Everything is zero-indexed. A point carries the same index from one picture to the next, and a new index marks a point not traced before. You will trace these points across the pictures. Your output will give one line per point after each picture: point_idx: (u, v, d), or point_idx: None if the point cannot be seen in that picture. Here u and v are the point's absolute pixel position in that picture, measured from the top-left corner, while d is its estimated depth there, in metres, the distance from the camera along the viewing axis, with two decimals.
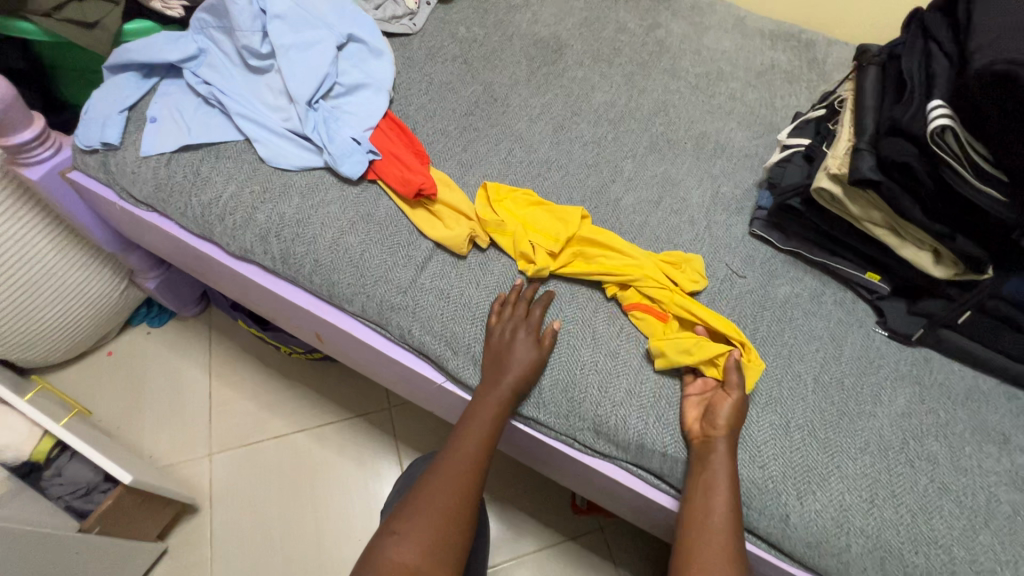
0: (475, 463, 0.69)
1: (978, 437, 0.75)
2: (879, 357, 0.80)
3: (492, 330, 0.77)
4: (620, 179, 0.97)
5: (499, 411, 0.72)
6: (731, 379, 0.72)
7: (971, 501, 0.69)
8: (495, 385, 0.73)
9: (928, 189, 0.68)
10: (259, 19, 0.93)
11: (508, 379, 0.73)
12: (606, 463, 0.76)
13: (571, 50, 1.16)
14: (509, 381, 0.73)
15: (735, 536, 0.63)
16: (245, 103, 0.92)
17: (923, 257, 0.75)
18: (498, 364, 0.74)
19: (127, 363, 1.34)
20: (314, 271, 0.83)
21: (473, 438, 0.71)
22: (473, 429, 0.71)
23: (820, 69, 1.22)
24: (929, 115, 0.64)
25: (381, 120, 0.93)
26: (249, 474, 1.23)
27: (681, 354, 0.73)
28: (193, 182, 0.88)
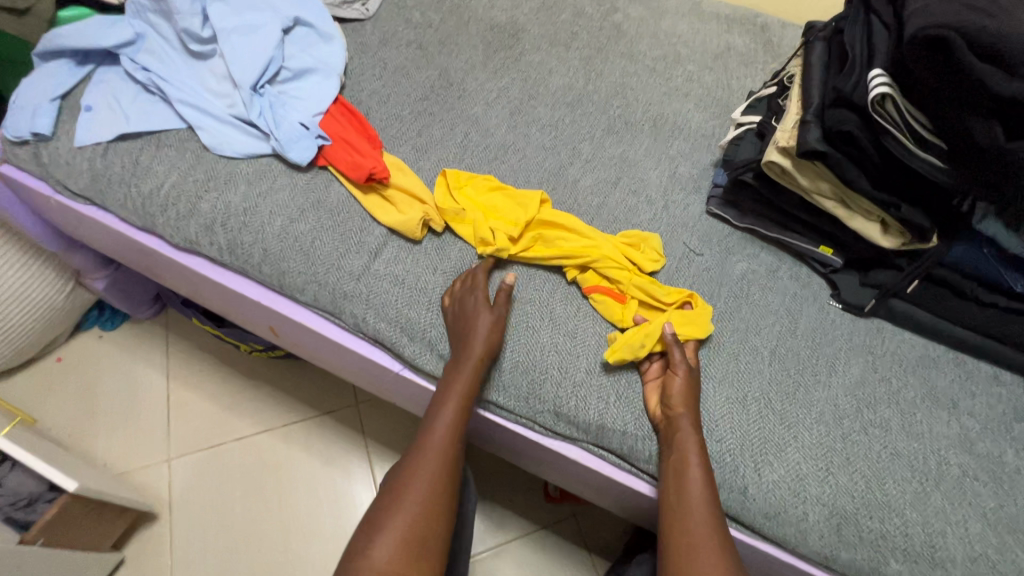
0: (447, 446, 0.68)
1: (928, 403, 0.76)
2: (833, 329, 0.82)
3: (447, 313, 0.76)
4: (577, 161, 0.96)
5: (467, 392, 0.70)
6: (674, 356, 0.71)
7: (923, 465, 0.71)
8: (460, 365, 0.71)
9: (872, 158, 0.69)
10: (199, 2, 0.89)
11: (471, 358, 0.71)
12: (568, 445, 0.75)
13: (528, 35, 1.15)
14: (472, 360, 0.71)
15: (714, 512, 0.63)
16: (186, 89, 0.88)
17: (872, 227, 0.76)
18: (461, 343, 0.72)
19: (78, 368, 1.28)
20: (264, 261, 0.80)
21: (441, 426, 0.69)
22: (443, 417, 0.69)
23: (774, 51, 1.24)
24: (869, 84, 0.64)
25: (331, 104, 0.90)
26: (212, 478, 1.19)
27: (634, 350, 0.72)
28: (133, 172, 0.84)
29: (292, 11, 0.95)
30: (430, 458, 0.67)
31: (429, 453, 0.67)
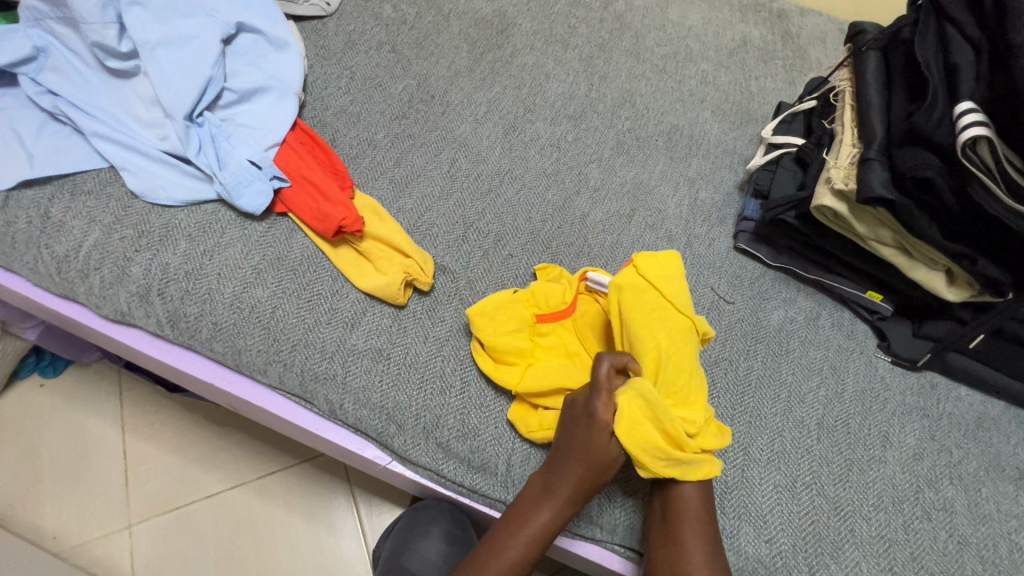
0: (570, 502, 0.56)
1: (994, 475, 0.67)
2: (885, 389, 0.72)
3: (582, 411, 0.57)
4: (585, 190, 0.82)
5: (599, 467, 0.56)
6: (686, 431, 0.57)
7: (993, 554, 0.62)
8: (595, 443, 0.56)
9: (950, 208, 0.57)
10: (112, 6, 0.71)
11: (606, 445, 0.56)
12: (593, 545, 0.64)
13: (519, 30, 0.98)
14: (607, 445, 0.56)
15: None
16: (105, 118, 0.71)
17: (934, 278, 0.65)
18: (586, 429, 0.56)
19: (16, 424, 1.11)
20: (214, 336, 0.66)
21: (568, 479, 0.56)
22: (569, 479, 0.56)
23: (795, 44, 1.10)
24: (960, 123, 0.52)
25: (289, 132, 0.75)
26: (179, 546, 1.04)
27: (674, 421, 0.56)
28: (43, 229, 0.68)
29: (233, 15, 0.78)
30: (545, 507, 0.56)
31: (545, 503, 0.57)
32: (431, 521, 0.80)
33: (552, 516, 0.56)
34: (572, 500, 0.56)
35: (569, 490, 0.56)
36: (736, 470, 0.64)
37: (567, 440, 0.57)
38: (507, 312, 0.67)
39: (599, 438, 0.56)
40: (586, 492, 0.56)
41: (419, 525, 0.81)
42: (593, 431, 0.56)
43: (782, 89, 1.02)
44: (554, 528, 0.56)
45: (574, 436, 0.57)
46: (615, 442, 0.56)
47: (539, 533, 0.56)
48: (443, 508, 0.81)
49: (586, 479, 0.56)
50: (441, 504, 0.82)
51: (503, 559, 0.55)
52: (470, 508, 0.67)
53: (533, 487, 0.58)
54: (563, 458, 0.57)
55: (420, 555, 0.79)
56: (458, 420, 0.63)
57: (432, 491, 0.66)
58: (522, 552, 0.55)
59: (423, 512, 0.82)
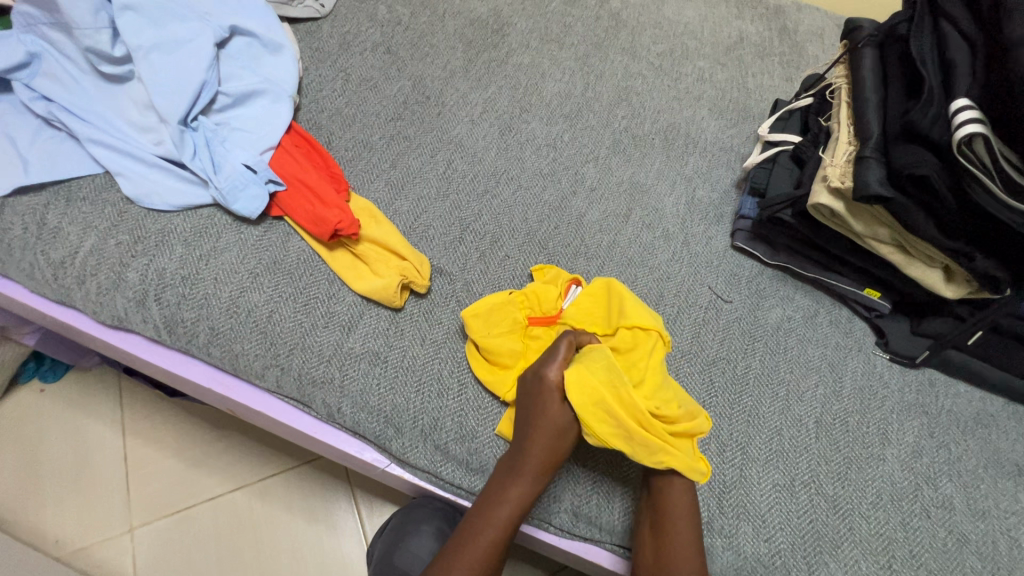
0: (533, 476, 0.56)
1: (993, 471, 0.67)
2: (883, 387, 0.71)
3: (533, 387, 0.59)
4: (582, 190, 0.82)
5: (555, 434, 0.57)
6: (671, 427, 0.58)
7: (992, 550, 0.62)
8: (547, 411, 0.57)
9: (947, 206, 0.57)
10: (104, 11, 0.71)
11: (558, 412, 0.57)
12: (591, 546, 0.64)
13: (514, 30, 0.98)
14: (558, 411, 0.57)
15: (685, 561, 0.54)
16: (99, 123, 0.71)
17: (932, 275, 0.65)
18: (537, 399, 0.58)
19: (17, 429, 1.11)
20: (211, 341, 0.65)
21: (529, 453, 0.57)
22: (530, 453, 0.57)
23: (792, 40, 1.09)
24: (956, 120, 0.52)
25: (283, 136, 0.74)
26: (181, 549, 1.05)
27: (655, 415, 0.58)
28: (39, 235, 0.68)
29: (226, 18, 0.78)
30: (511, 486, 0.56)
31: (510, 482, 0.57)
32: (422, 519, 0.74)
33: (522, 492, 0.56)
34: (536, 473, 0.57)
35: (534, 461, 0.56)
36: (734, 469, 0.64)
37: (524, 413, 0.59)
38: (502, 313, 0.67)
39: (552, 403, 0.58)
40: (548, 463, 0.57)
41: (411, 523, 0.75)
42: (546, 398, 0.58)
43: (779, 86, 1.02)
44: (525, 502, 0.56)
45: (530, 410, 0.58)
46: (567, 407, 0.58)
47: (512, 511, 0.56)
48: (434, 505, 0.75)
49: (547, 451, 0.57)
50: (432, 501, 0.76)
51: (480, 543, 0.55)
52: (469, 510, 0.67)
53: (498, 471, 0.58)
54: (523, 430, 0.58)
55: (412, 553, 0.73)
56: (455, 422, 0.63)
57: (431, 492, 0.66)
58: (497, 533, 0.55)
59: (415, 509, 0.76)
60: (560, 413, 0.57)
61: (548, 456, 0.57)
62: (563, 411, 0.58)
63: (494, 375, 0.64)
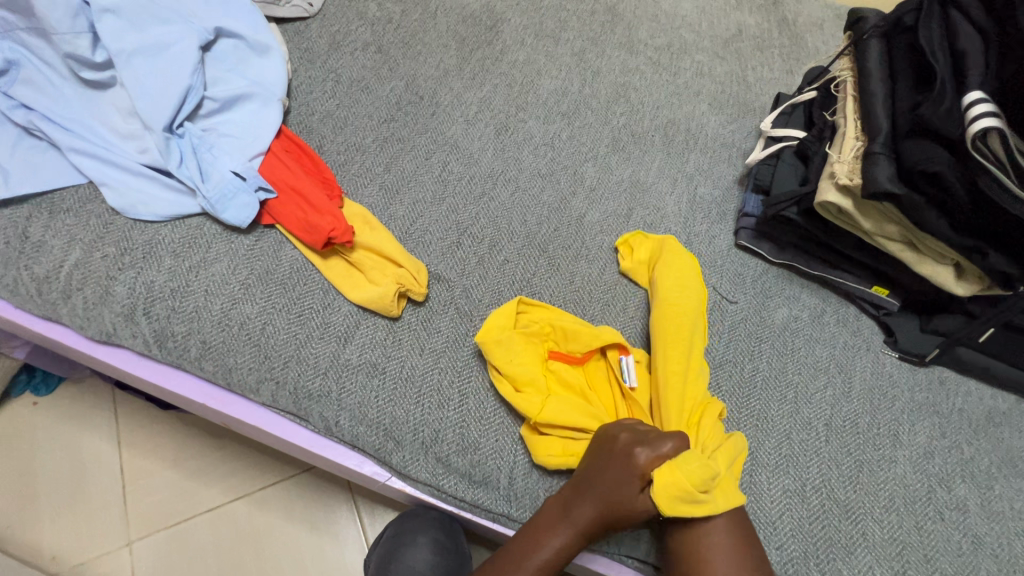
0: (586, 535, 0.55)
1: (1006, 471, 0.66)
2: (893, 386, 0.70)
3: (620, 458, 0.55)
4: (581, 190, 0.80)
5: (622, 511, 0.54)
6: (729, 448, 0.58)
7: (1008, 552, 0.61)
8: (626, 488, 0.54)
9: (960, 202, 0.55)
10: (83, 15, 0.68)
11: (637, 493, 0.54)
12: (599, 556, 0.62)
13: (508, 26, 0.96)
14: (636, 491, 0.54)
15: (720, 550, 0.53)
16: (82, 131, 0.69)
17: (943, 273, 0.63)
18: (620, 468, 0.54)
19: (11, 444, 1.08)
20: (203, 355, 0.63)
21: (589, 514, 0.54)
22: (589, 514, 0.54)
23: (791, 31, 1.07)
24: (969, 114, 0.50)
25: (273, 141, 0.72)
26: (180, 561, 1.03)
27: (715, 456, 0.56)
28: (22, 249, 0.65)
29: (211, 20, 0.75)
30: (561, 535, 0.55)
31: (561, 531, 0.55)
32: (418, 529, 0.72)
33: (564, 546, 0.54)
34: (590, 534, 0.55)
35: (586, 522, 0.54)
36: (745, 475, 0.62)
37: (597, 477, 0.55)
38: (527, 341, 0.65)
39: (631, 486, 0.54)
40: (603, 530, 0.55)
41: (405, 534, 0.73)
42: (626, 474, 0.54)
43: (779, 79, 1.00)
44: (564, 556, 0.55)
45: (606, 475, 0.55)
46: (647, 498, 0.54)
47: (549, 560, 0.54)
48: (429, 514, 0.73)
49: (606, 520, 0.54)
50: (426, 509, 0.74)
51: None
52: (473, 522, 0.66)
53: (550, 511, 0.56)
54: (588, 491, 0.55)
55: (408, 565, 0.71)
56: (457, 433, 0.61)
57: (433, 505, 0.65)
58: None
59: (409, 518, 0.74)
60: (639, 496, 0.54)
61: (606, 523, 0.55)
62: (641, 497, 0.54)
63: (517, 395, 0.61)
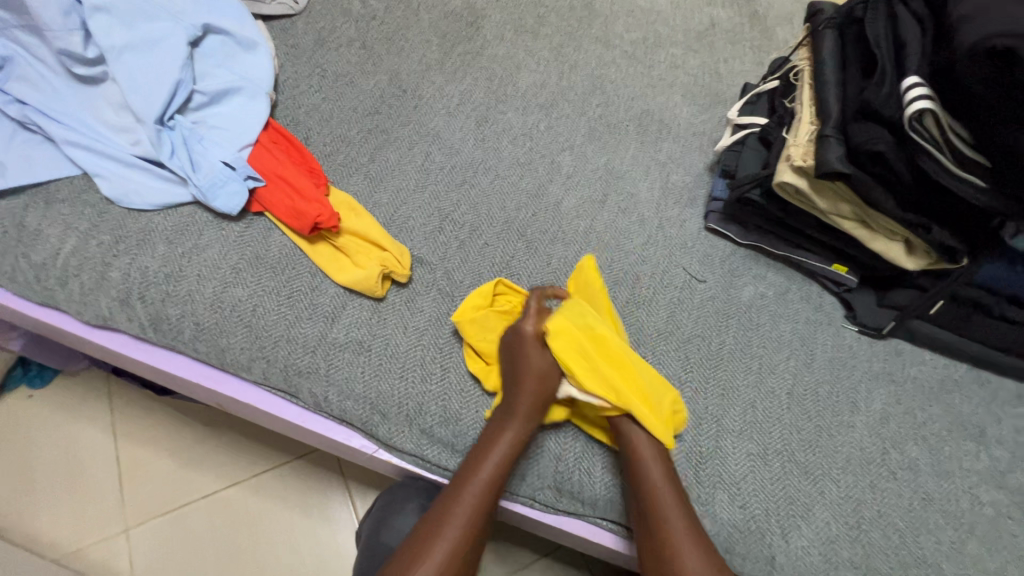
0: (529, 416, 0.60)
1: (955, 434, 0.70)
2: (852, 357, 0.74)
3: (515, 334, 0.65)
4: (558, 177, 0.84)
5: (545, 375, 0.62)
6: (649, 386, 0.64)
7: (955, 508, 0.66)
8: (536, 355, 0.63)
9: (903, 180, 0.60)
10: (75, 12, 0.71)
11: (542, 356, 0.63)
12: (575, 519, 0.66)
13: (489, 22, 0.99)
14: (541, 354, 0.63)
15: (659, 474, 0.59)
16: (75, 125, 0.71)
17: (894, 248, 0.68)
18: (520, 345, 0.64)
19: (9, 437, 1.10)
20: (197, 337, 0.67)
21: (523, 395, 0.61)
22: (524, 393, 0.61)
23: (762, 25, 1.11)
24: (906, 98, 0.55)
25: (261, 132, 0.75)
26: (177, 546, 1.05)
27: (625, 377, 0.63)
28: (20, 238, 0.68)
29: (199, 17, 0.78)
30: (508, 427, 0.60)
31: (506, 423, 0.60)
32: (405, 498, 0.76)
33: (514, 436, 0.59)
34: (531, 413, 0.61)
35: (524, 403, 0.60)
36: (711, 441, 0.66)
37: (511, 367, 0.63)
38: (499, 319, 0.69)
39: (532, 349, 0.63)
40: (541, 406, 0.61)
41: (394, 503, 0.77)
42: (530, 350, 0.64)
43: (750, 71, 1.04)
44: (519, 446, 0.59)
45: (516, 355, 0.63)
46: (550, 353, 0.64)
47: (509, 450, 0.59)
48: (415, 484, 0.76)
49: (537, 393, 0.61)
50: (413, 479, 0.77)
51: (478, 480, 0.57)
52: None
53: (491, 415, 0.62)
54: (512, 381, 0.62)
55: (397, 531, 0.75)
56: (439, 405, 0.65)
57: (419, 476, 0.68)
58: (493, 476, 0.58)
59: (398, 488, 0.78)
60: (544, 355, 0.63)
61: (541, 396, 0.61)
62: (546, 357, 0.63)
63: (490, 370, 0.66)
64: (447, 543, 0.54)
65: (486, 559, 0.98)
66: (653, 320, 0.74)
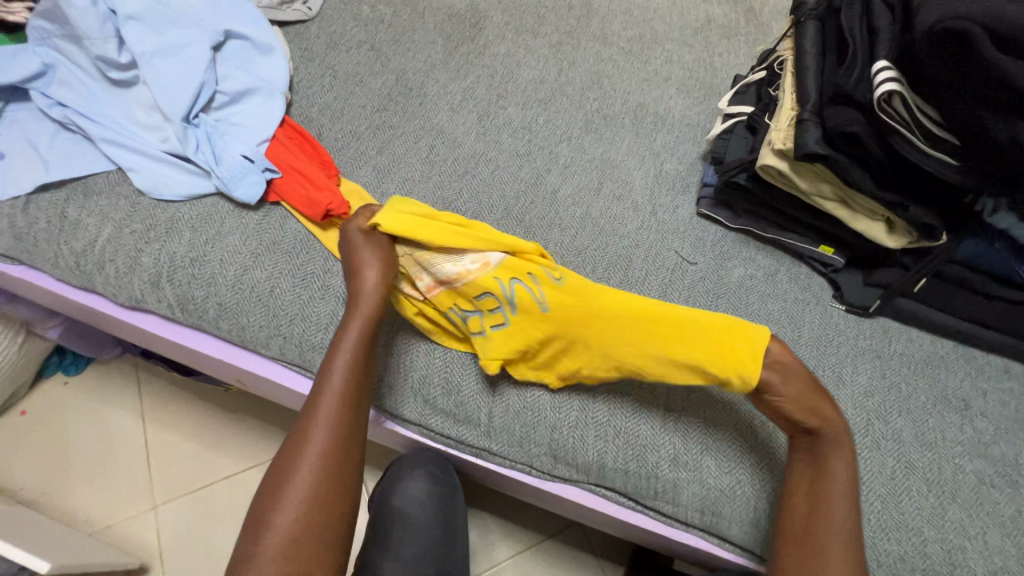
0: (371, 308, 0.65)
1: (940, 407, 0.73)
2: (838, 334, 0.77)
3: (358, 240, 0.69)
4: (556, 167, 0.88)
5: (381, 260, 0.68)
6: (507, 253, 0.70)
7: (937, 476, 0.68)
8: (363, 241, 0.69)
9: (878, 160, 0.63)
10: (111, 22, 0.78)
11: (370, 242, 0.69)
12: (571, 486, 0.71)
13: (491, 23, 1.04)
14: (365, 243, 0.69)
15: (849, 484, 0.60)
16: (110, 125, 0.78)
17: (876, 227, 0.70)
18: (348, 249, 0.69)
19: (46, 419, 1.14)
20: (220, 316, 0.72)
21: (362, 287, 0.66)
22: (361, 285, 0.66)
23: (757, 20, 1.15)
24: (875, 80, 0.58)
25: (278, 129, 0.81)
26: (201, 524, 1.07)
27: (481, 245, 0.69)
28: (61, 228, 0.75)
29: (221, 23, 0.85)
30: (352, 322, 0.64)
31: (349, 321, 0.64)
32: (416, 464, 0.82)
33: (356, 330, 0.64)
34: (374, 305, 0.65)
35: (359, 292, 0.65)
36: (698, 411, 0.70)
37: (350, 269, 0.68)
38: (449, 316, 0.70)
39: (359, 241, 0.69)
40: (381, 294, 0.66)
41: (404, 469, 0.83)
42: (365, 248, 0.69)
43: (744, 64, 1.07)
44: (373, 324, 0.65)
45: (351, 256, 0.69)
46: (380, 238, 0.70)
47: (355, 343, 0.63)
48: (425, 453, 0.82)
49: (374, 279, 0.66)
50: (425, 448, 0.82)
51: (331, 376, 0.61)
52: (462, 460, 0.75)
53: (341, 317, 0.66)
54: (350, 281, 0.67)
55: (407, 494, 0.82)
56: (442, 377, 0.70)
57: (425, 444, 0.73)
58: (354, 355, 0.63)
59: (408, 456, 0.83)
60: (371, 242, 0.69)
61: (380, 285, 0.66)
62: (376, 246, 0.69)
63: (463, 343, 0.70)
64: (324, 422, 0.59)
65: (491, 535, 1.03)
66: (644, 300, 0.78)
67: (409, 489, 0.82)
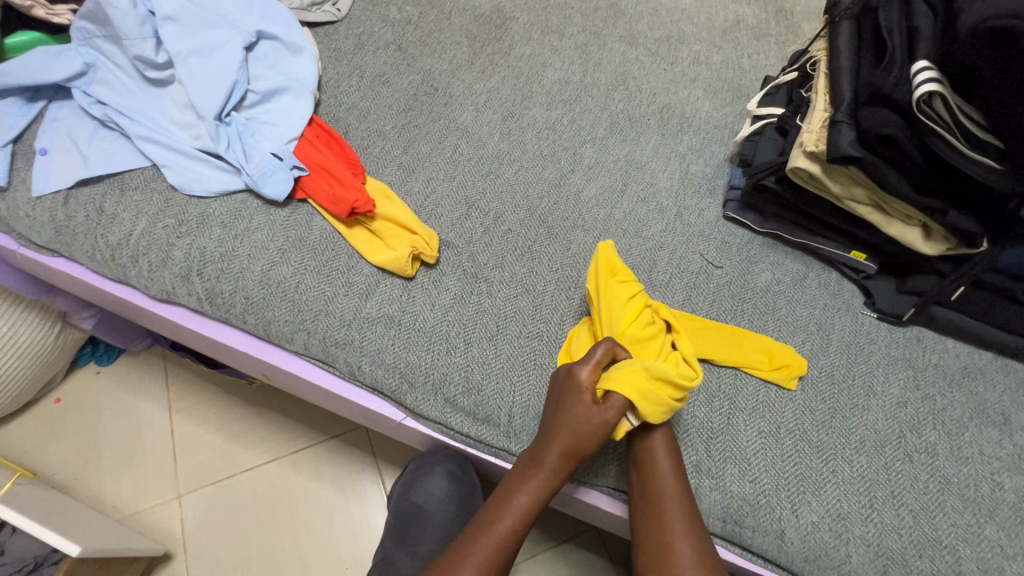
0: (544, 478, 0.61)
1: (977, 421, 0.70)
2: (869, 342, 0.75)
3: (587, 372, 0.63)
4: (580, 168, 0.88)
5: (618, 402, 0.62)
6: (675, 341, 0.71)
7: (974, 492, 0.65)
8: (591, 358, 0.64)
9: (916, 163, 0.61)
10: (149, 23, 0.81)
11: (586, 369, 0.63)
12: (593, 490, 0.70)
13: (516, 24, 1.04)
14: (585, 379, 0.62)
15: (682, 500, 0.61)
16: (146, 122, 0.80)
17: (911, 233, 0.68)
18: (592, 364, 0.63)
19: (78, 407, 1.17)
20: (246, 309, 0.74)
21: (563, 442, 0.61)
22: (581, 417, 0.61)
23: (788, 20, 1.12)
24: (916, 79, 0.56)
25: (306, 128, 0.83)
26: (223, 515, 1.09)
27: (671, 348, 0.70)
28: (98, 221, 0.77)
29: (254, 24, 0.87)
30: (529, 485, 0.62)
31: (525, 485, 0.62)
32: (435, 463, 0.83)
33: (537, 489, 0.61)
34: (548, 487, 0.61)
35: (565, 436, 0.61)
36: (723, 418, 0.68)
37: (552, 414, 0.63)
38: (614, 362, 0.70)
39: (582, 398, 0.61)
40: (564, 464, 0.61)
41: (424, 467, 0.83)
42: (574, 396, 0.62)
43: (774, 65, 1.05)
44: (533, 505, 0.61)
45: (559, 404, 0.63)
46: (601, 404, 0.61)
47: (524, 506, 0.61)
48: (444, 452, 0.83)
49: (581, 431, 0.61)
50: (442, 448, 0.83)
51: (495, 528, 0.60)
52: (480, 459, 0.75)
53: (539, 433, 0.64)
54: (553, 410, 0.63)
55: (426, 491, 0.83)
56: (463, 375, 0.70)
57: (444, 443, 0.73)
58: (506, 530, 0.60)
59: (425, 456, 0.84)
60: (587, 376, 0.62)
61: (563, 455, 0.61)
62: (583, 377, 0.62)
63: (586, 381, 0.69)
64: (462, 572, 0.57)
65: None
66: (667, 303, 0.77)
67: (429, 487, 0.83)
